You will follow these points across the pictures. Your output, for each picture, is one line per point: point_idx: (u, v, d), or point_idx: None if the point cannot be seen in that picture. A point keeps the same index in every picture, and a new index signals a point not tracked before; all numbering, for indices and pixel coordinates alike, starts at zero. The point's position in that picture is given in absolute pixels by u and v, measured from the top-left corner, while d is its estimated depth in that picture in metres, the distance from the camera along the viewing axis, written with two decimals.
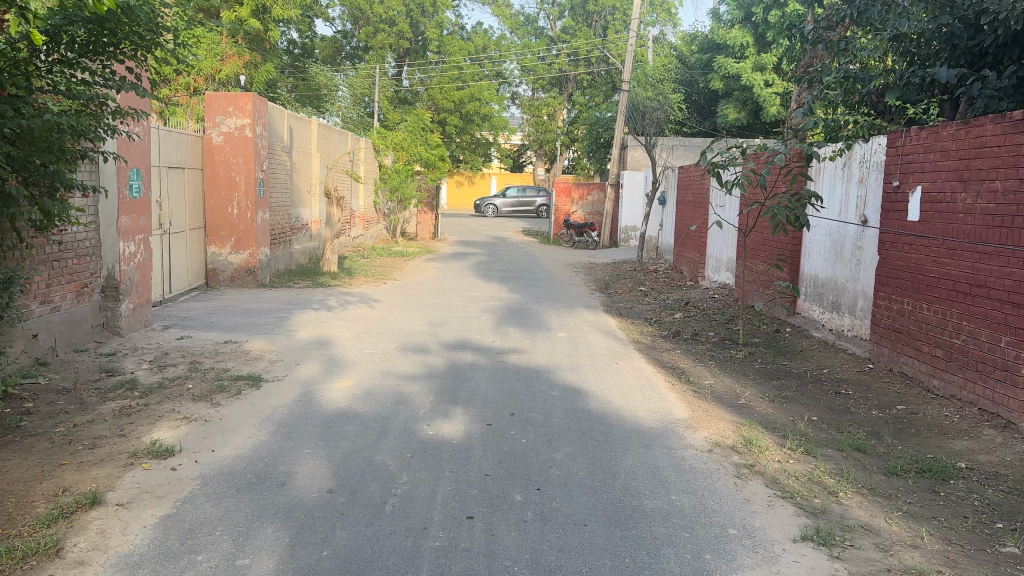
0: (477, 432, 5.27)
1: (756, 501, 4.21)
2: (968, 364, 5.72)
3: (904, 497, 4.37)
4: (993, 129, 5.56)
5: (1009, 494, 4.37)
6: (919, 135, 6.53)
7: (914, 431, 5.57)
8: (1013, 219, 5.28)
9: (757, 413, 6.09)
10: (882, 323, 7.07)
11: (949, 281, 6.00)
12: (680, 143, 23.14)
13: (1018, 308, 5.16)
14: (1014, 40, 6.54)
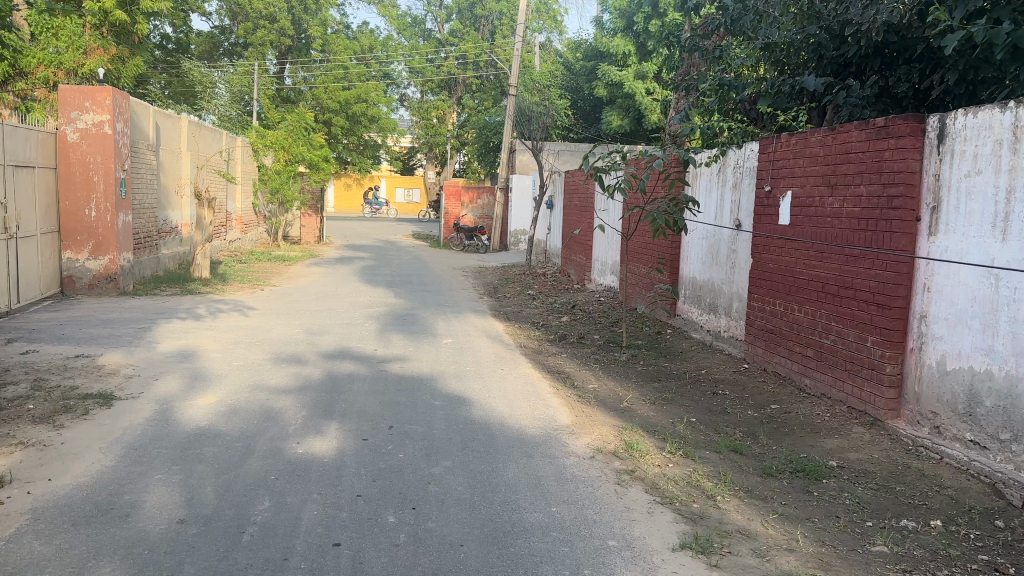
0: (351, 449, 4.96)
1: (636, 509, 4.13)
2: (837, 363, 5.91)
3: (779, 498, 4.40)
4: (857, 134, 5.71)
5: (877, 491, 4.49)
6: (789, 141, 6.69)
7: (787, 430, 5.68)
8: (876, 223, 5.46)
9: (639, 416, 6.07)
10: (756, 324, 7.24)
11: (818, 283, 6.19)
12: (566, 147, 23.38)
13: (882, 308, 5.35)
14: (875, 51, 6.80)
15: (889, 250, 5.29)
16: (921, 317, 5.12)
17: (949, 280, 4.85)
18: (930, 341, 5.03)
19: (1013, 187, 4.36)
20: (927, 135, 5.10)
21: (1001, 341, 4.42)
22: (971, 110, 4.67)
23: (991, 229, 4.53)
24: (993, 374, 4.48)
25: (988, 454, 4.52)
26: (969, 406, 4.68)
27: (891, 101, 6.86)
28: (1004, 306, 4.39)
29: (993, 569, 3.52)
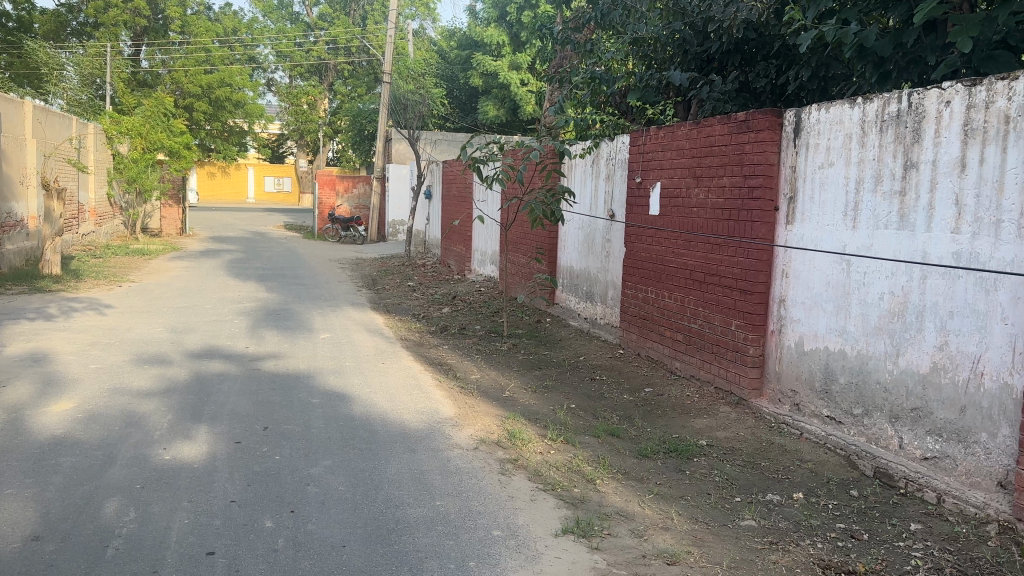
0: (223, 452, 4.73)
1: (519, 498, 4.16)
2: (704, 346, 6.19)
3: (654, 479, 4.57)
4: (720, 128, 5.96)
5: (744, 467, 4.73)
6: (658, 134, 6.92)
7: (660, 412, 5.91)
8: (738, 212, 5.73)
9: (520, 405, 6.13)
10: (629, 310, 7.47)
11: (686, 270, 6.45)
12: (443, 137, 23.25)
13: (745, 294, 5.63)
14: (735, 48, 7.10)
15: (751, 239, 5.57)
16: (781, 301, 5.44)
17: (806, 267, 5.17)
18: (790, 324, 5.36)
19: (860, 178, 4.69)
20: (784, 129, 5.41)
21: (853, 323, 4.75)
22: (823, 106, 4.98)
23: (842, 218, 4.85)
24: (846, 353, 4.82)
25: (843, 428, 4.87)
26: (825, 383, 5.02)
27: (750, 96, 7.30)
28: (854, 290, 4.73)
29: (849, 536, 3.79)
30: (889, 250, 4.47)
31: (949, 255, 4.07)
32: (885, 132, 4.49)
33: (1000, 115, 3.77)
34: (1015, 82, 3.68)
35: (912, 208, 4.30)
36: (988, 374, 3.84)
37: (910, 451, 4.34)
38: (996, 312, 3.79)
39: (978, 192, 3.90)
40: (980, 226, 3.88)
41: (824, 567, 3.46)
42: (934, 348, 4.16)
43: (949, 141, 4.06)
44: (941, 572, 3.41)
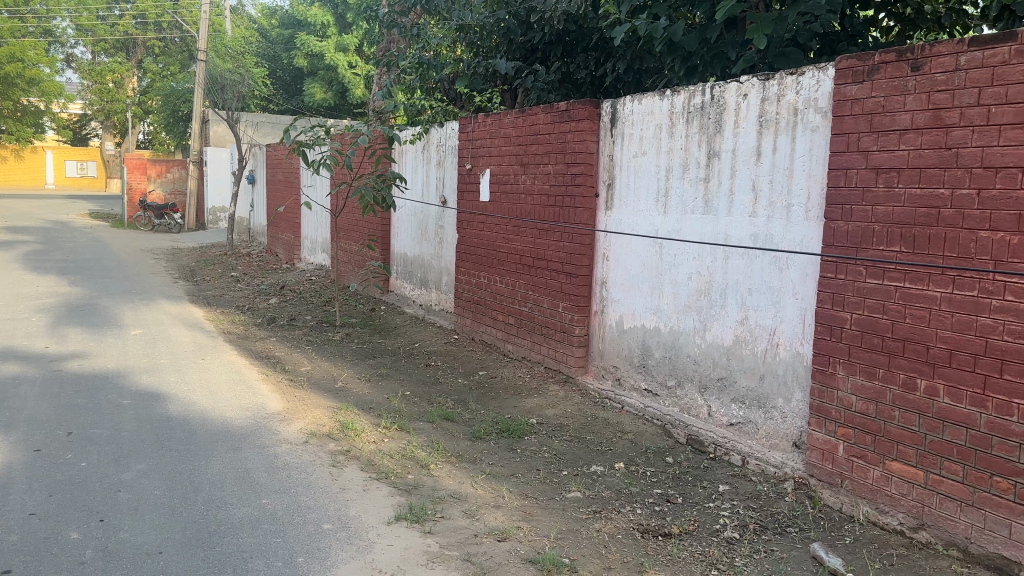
0: (19, 463, 4.29)
1: (351, 489, 4.10)
2: (534, 328, 6.38)
3: (487, 460, 4.65)
4: (544, 117, 6.12)
5: (572, 442, 4.94)
6: (485, 121, 7.01)
7: (493, 394, 6.03)
8: (563, 198, 5.93)
9: (353, 395, 6.02)
10: (463, 296, 7.55)
11: (516, 256, 6.60)
12: (266, 120, 22.22)
13: (571, 277, 5.86)
14: (557, 39, 7.30)
15: (574, 224, 5.79)
16: (603, 283, 5.71)
17: (624, 250, 5.46)
18: (610, 304, 5.64)
19: (670, 165, 5.00)
20: (602, 118, 5.65)
21: (666, 301, 5.08)
22: (636, 97, 5.26)
23: (655, 203, 5.15)
24: (661, 330, 5.14)
25: (659, 399, 5.20)
26: (643, 359, 5.33)
27: (572, 87, 7.54)
28: (667, 271, 5.05)
29: (665, 500, 4.06)
30: (696, 233, 4.81)
31: (748, 236, 4.43)
32: (692, 123, 4.81)
33: (789, 108, 4.14)
34: (801, 77, 4.06)
35: (715, 194, 4.64)
36: (783, 344, 4.24)
37: (718, 418, 4.71)
38: (788, 288, 4.18)
39: (771, 179, 4.27)
40: (774, 209, 4.26)
41: (643, 531, 3.70)
42: (736, 323, 4.53)
43: (747, 131, 4.41)
44: (744, 528, 3.74)
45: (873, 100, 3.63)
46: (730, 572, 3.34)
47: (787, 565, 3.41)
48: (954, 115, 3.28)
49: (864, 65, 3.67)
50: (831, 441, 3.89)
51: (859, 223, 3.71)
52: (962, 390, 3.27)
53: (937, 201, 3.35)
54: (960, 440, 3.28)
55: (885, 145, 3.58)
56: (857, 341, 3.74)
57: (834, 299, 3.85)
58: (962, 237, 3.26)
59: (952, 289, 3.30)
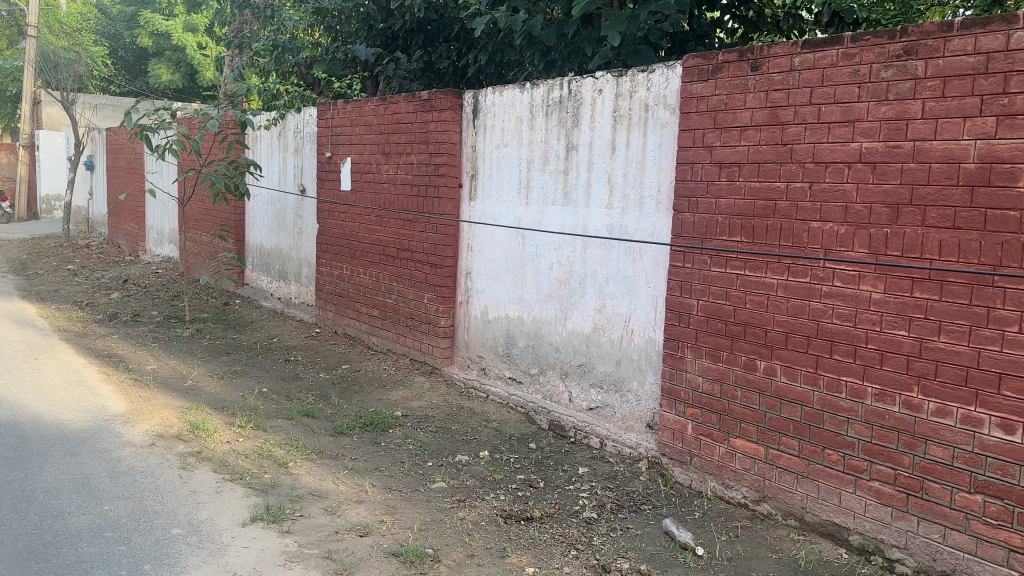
0: None
1: (202, 492, 3.90)
2: (399, 320, 6.31)
3: (349, 455, 4.56)
4: (405, 107, 6.05)
5: (436, 433, 4.93)
6: (345, 108, 6.84)
7: (356, 388, 5.92)
8: (426, 189, 5.89)
9: (205, 393, 5.73)
10: (324, 288, 7.36)
11: (379, 246, 6.50)
12: (107, 102, 20.68)
13: (434, 267, 5.84)
14: (418, 27, 7.21)
15: (438, 215, 5.76)
16: (467, 273, 5.73)
17: (487, 240, 5.50)
18: (474, 294, 5.67)
19: (531, 158, 5.07)
20: (463, 109, 5.66)
21: (528, 291, 5.16)
22: (497, 89, 5.31)
23: (517, 194, 5.22)
24: (524, 319, 5.22)
25: (522, 387, 5.28)
26: (506, 348, 5.39)
27: (434, 76, 7.51)
28: (529, 261, 5.13)
29: (527, 485, 4.14)
30: (556, 223, 4.91)
31: (604, 227, 4.57)
32: (550, 116, 4.90)
33: (641, 104, 4.31)
34: (652, 75, 4.23)
35: (574, 186, 4.76)
36: (637, 331, 4.41)
37: (578, 403, 4.84)
38: (641, 276, 4.35)
39: (625, 172, 4.42)
40: (628, 201, 4.41)
41: (506, 517, 3.75)
42: (595, 311, 4.67)
43: (602, 125, 4.55)
44: (602, 508, 3.88)
45: (717, 98, 3.83)
46: (588, 551, 3.46)
47: (641, 542, 3.56)
48: (788, 113, 3.52)
49: (708, 64, 3.87)
50: (680, 421, 4.09)
51: (705, 214, 3.91)
52: (797, 369, 3.53)
53: (774, 193, 3.59)
54: (796, 416, 3.54)
55: (728, 141, 3.79)
56: (704, 326, 3.95)
57: (683, 286, 4.05)
58: (797, 227, 3.51)
59: (787, 276, 3.55)
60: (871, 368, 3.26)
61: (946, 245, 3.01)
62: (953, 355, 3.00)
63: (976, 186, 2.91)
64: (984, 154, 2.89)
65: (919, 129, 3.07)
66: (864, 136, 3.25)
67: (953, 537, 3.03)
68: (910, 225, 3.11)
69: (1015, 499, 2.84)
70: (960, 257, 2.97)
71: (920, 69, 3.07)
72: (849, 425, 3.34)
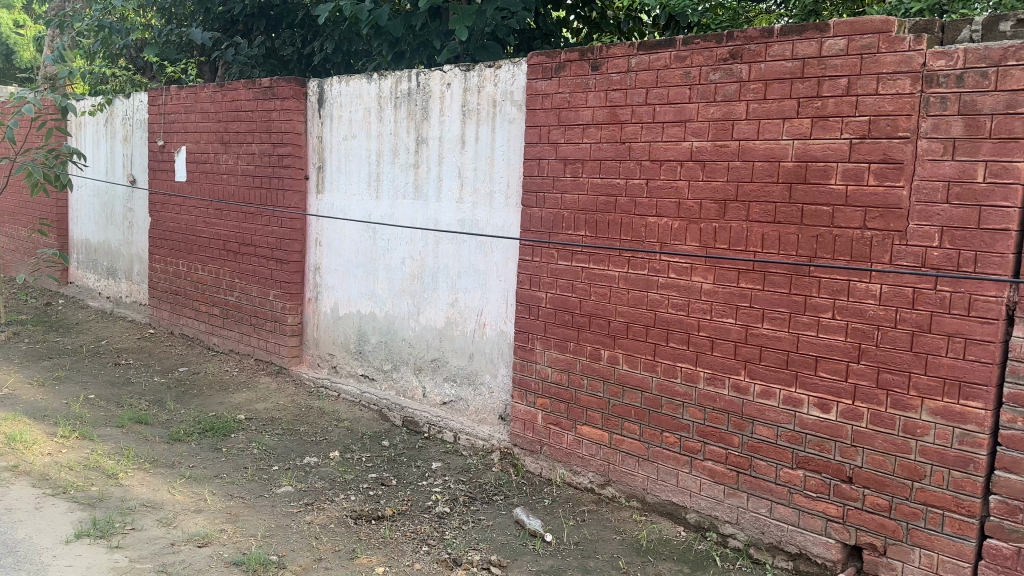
0: None
1: (19, 509, 3.57)
2: (242, 319, 6.05)
3: (187, 462, 4.32)
4: (245, 94, 5.80)
5: (283, 436, 4.77)
6: (179, 95, 6.46)
7: (195, 391, 5.62)
8: (268, 180, 5.66)
9: (21, 402, 5.24)
10: (160, 286, 6.93)
11: (219, 241, 6.19)
12: None
13: (280, 263, 5.63)
14: (260, 11, 6.92)
15: (282, 208, 5.56)
16: (315, 269, 5.57)
17: (336, 235, 5.37)
18: (323, 290, 5.53)
19: (380, 150, 5.00)
20: (308, 99, 5.49)
21: (380, 286, 5.09)
22: (343, 79, 5.19)
23: (366, 188, 5.12)
24: (376, 315, 5.14)
25: (375, 384, 5.20)
26: (358, 345, 5.29)
27: (278, 63, 7.23)
28: (380, 256, 5.06)
29: (379, 484, 4.09)
30: (407, 218, 4.87)
31: (455, 221, 4.58)
32: (399, 108, 4.85)
33: (489, 99, 4.34)
34: (499, 71, 4.27)
35: (424, 179, 4.73)
36: (488, 325, 4.45)
37: (432, 398, 4.83)
38: (492, 270, 4.39)
39: (476, 166, 4.44)
40: (478, 196, 4.44)
41: (356, 517, 3.68)
42: (447, 305, 4.67)
43: (451, 119, 4.55)
44: (455, 502, 3.89)
45: (560, 96, 3.93)
46: (439, 546, 3.46)
47: (492, 532, 3.61)
48: (626, 112, 3.66)
49: (552, 62, 3.96)
50: (530, 411, 4.18)
51: (551, 209, 4.00)
52: (637, 357, 3.69)
53: (615, 189, 3.73)
54: (637, 402, 3.70)
55: (571, 137, 3.89)
56: (551, 318, 4.05)
57: (532, 280, 4.13)
58: (636, 222, 3.65)
59: (628, 269, 3.69)
60: (703, 355, 3.46)
61: (768, 239, 3.23)
62: (775, 341, 3.23)
63: (794, 183, 3.15)
64: (802, 154, 3.12)
65: (744, 129, 3.28)
66: (695, 136, 3.43)
67: (779, 510, 3.27)
68: (736, 220, 3.32)
69: (831, 472, 3.10)
70: (780, 249, 3.20)
71: (744, 72, 3.28)
72: (685, 408, 3.53)
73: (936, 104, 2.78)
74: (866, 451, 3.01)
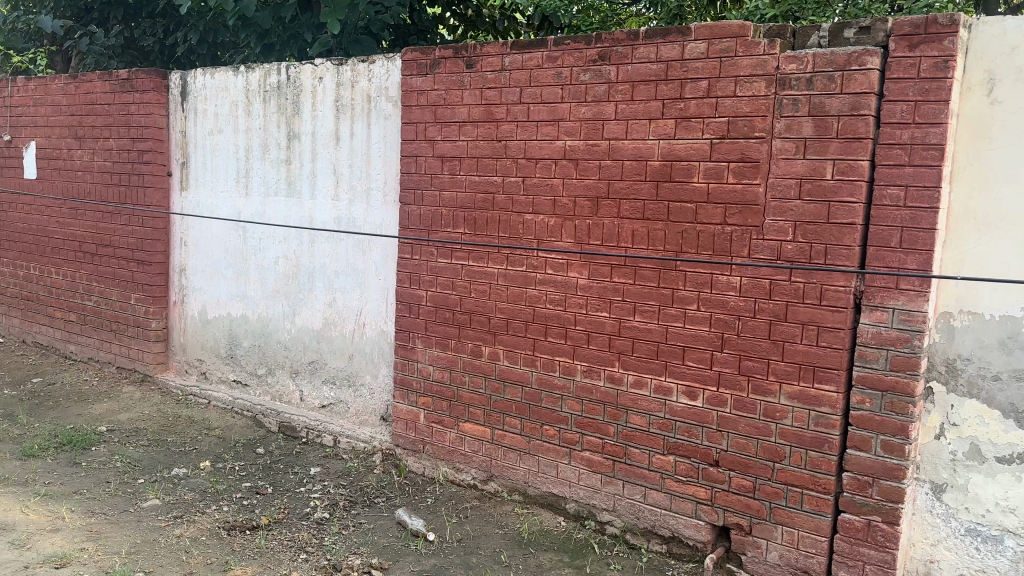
0: None
1: None
2: (102, 325, 5.71)
3: (41, 479, 4.03)
4: (102, 86, 5.46)
5: (148, 447, 4.53)
6: (27, 86, 6.01)
7: (50, 403, 5.25)
8: (128, 177, 5.36)
9: None
10: (9, 292, 6.43)
11: (74, 242, 5.81)
12: None
13: (143, 265, 5.35)
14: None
15: (143, 206, 5.28)
16: (181, 270, 5.32)
17: (203, 234, 5.14)
18: (190, 293, 5.29)
19: (249, 146, 4.83)
20: (170, 91, 5.24)
21: (252, 287, 4.92)
22: (208, 71, 4.98)
23: (235, 185, 4.93)
24: (247, 318, 4.97)
25: (248, 389, 5.02)
26: (229, 349, 5.10)
27: (138, 54, 6.86)
28: (251, 256, 4.89)
29: (254, 493, 3.95)
30: (280, 216, 4.73)
31: (331, 220, 4.49)
32: (269, 102, 4.70)
33: (363, 94, 4.27)
34: (372, 65, 4.21)
35: (296, 176, 4.60)
36: (368, 324, 4.38)
37: (310, 402, 4.71)
38: (370, 269, 4.33)
39: (351, 163, 4.36)
40: (354, 193, 4.36)
41: (230, 528, 3.55)
42: (324, 306, 4.57)
43: (324, 114, 4.45)
44: (334, 507, 3.82)
45: (435, 92, 3.91)
46: (318, 552, 3.38)
47: (374, 535, 3.56)
48: (502, 110, 3.69)
49: (426, 58, 3.94)
50: (412, 411, 4.15)
51: (429, 207, 3.98)
52: (517, 352, 3.73)
53: (492, 186, 3.75)
54: (518, 397, 3.74)
55: (448, 135, 3.89)
56: (432, 316, 4.03)
57: (411, 278, 4.10)
58: (512, 219, 3.69)
59: (506, 265, 3.73)
60: (580, 348, 3.53)
61: (638, 235, 3.33)
62: (647, 333, 3.34)
63: (661, 181, 3.26)
64: (667, 153, 3.24)
65: (613, 129, 3.37)
66: (568, 135, 3.50)
67: (653, 496, 3.39)
68: (608, 217, 3.41)
69: (699, 457, 3.24)
70: (649, 246, 3.31)
71: (612, 73, 3.37)
72: (563, 401, 3.60)
73: (788, 106, 2.95)
74: (731, 435, 3.16)
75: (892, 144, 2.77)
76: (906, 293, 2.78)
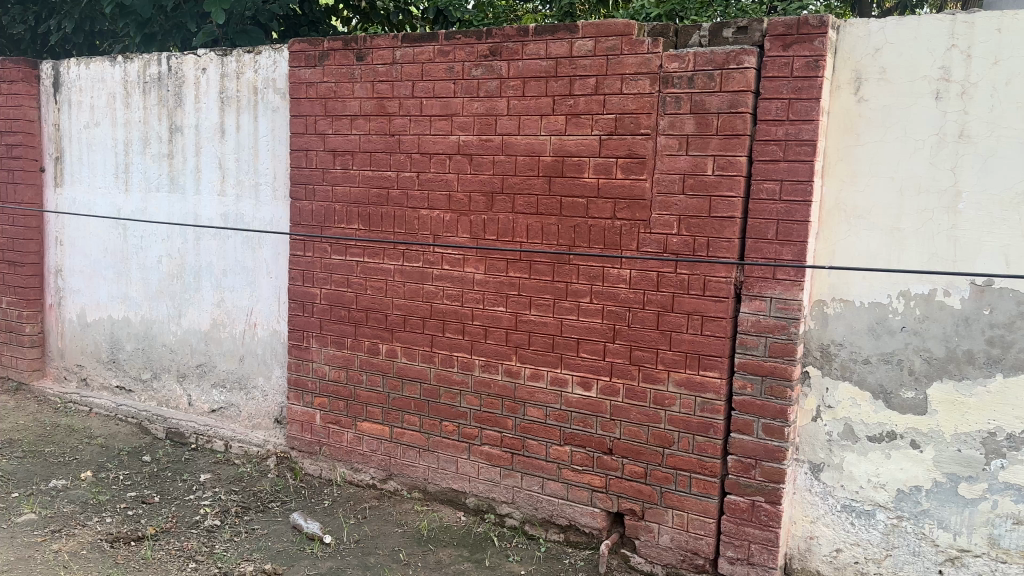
0: None
1: None
2: None
3: None
4: None
5: (24, 458, 4.28)
6: None
7: None
8: None
9: None
10: None
11: None
12: None
13: (15, 266, 5.04)
14: None
15: (13, 204, 4.98)
16: (57, 272, 5.05)
17: (81, 233, 4.89)
18: (67, 296, 5.02)
19: (129, 140, 4.62)
20: (42, 82, 4.96)
21: (134, 288, 4.71)
22: (82, 61, 4.74)
23: (114, 181, 4.71)
24: (130, 320, 4.76)
25: (132, 396, 4.81)
26: (111, 353, 4.87)
27: (8, 43, 6.47)
28: (133, 255, 4.68)
29: (139, 502, 3.79)
30: (162, 213, 4.54)
31: (218, 216, 4.35)
32: (149, 94, 4.51)
33: (250, 86, 4.15)
34: (259, 57, 4.10)
35: (180, 171, 4.44)
36: (260, 324, 4.26)
37: (199, 407, 4.55)
38: (261, 267, 4.22)
39: (238, 157, 4.23)
40: (242, 188, 4.24)
41: (113, 540, 3.40)
42: (212, 306, 4.42)
43: (208, 106, 4.30)
44: (226, 513, 3.70)
45: (325, 85, 3.84)
46: (208, 561, 3.28)
47: (267, 540, 3.47)
48: (394, 105, 3.66)
49: (314, 50, 3.86)
50: (308, 412, 4.06)
51: (322, 202, 3.91)
52: (415, 349, 3.71)
53: (386, 181, 3.71)
54: (416, 393, 3.72)
55: (340, 129, 3.82)
56: (327, 315, 3.96)
57: (305, 276, 4.01)
58: (407, 215, 3.67)
59: (402, 261, 3.70)
60: (477, 343, 3.54)
61: (532, 229, 3.37)
62: (542, 326, 3.38)
63: (553, 176, 3.30)
64: (558, 149, 3.28)
65: (506, 125, 3.39)
66: (462, 130, 3.50)
67: (550, 486, 3.43)
68: (503, 212, 3.43)
69: (594, 446, 3.31)
70: (543, 240, 3.35)
71: (503, 69, 3.38)
72: (461, 397, 3.61)
73: (671, 104, 3.04)
74: (623, 424, 3.23)
75: (767, 140, 2.89)
76: (783, 283, 2.91)
